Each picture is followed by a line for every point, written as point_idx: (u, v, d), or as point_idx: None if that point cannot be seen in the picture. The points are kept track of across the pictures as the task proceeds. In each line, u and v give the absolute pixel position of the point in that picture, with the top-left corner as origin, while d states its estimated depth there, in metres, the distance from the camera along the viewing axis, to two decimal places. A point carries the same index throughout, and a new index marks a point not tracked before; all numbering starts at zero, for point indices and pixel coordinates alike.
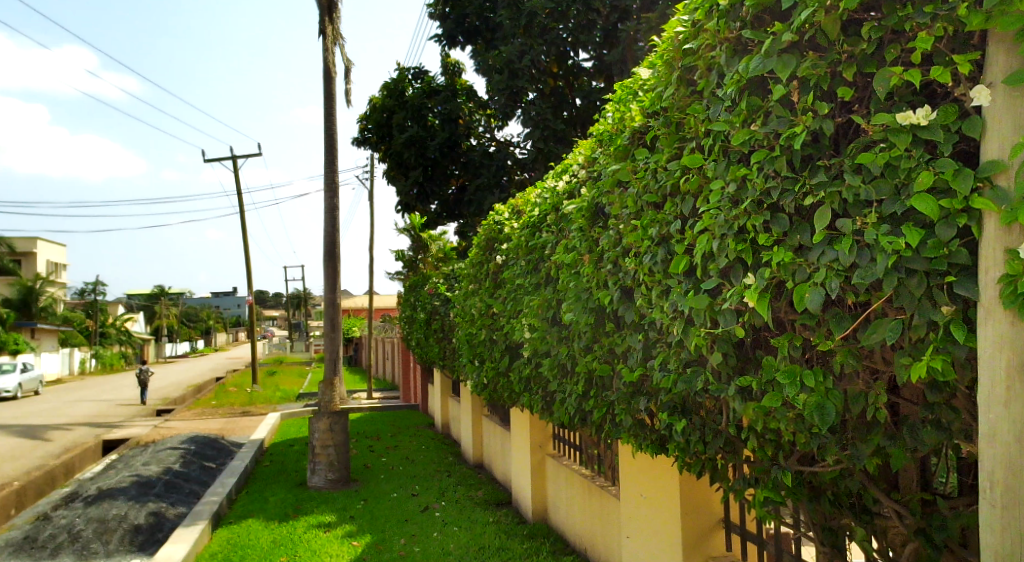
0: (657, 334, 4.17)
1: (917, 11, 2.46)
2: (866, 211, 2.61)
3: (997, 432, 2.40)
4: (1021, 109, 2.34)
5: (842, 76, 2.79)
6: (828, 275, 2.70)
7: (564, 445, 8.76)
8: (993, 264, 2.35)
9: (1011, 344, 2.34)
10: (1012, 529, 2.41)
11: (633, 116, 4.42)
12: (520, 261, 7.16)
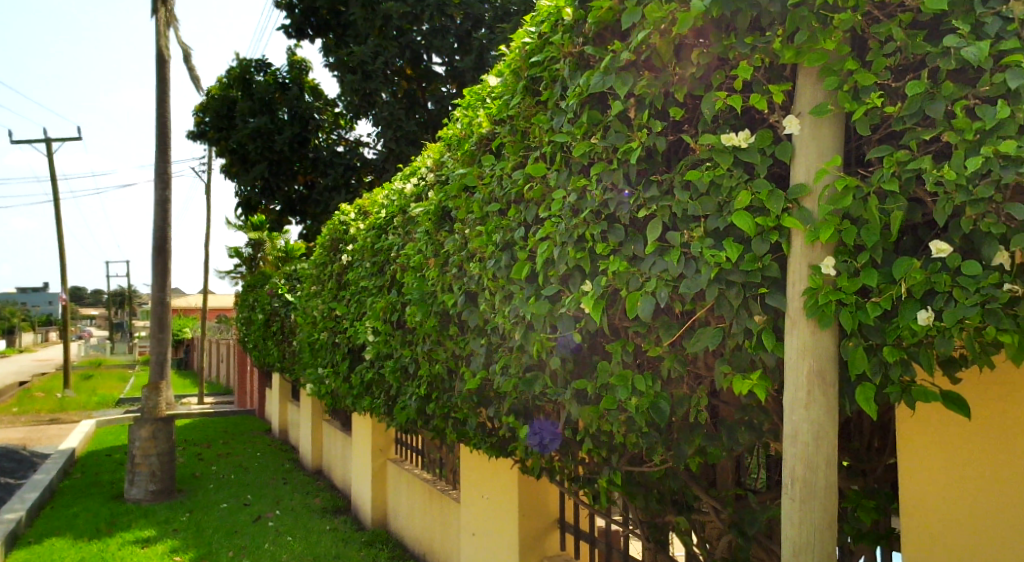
0: (500, 339, 4.23)
1: (739, 41, 2.63)
2: (693, 225, 2.75)
3: (799, 432, 2.62)
4: (824, 138, 2.57)
5: (674, 97, 2.94)
6: (658, 285, 2.82)
7: (406, 449, 8.72)
8: (798, 278, 2.57)
9: (812, 351, 2.56)
10: (808, 522, 2.63)
11: (480, 122, 4.45)
12: (365, 263, 7.05)
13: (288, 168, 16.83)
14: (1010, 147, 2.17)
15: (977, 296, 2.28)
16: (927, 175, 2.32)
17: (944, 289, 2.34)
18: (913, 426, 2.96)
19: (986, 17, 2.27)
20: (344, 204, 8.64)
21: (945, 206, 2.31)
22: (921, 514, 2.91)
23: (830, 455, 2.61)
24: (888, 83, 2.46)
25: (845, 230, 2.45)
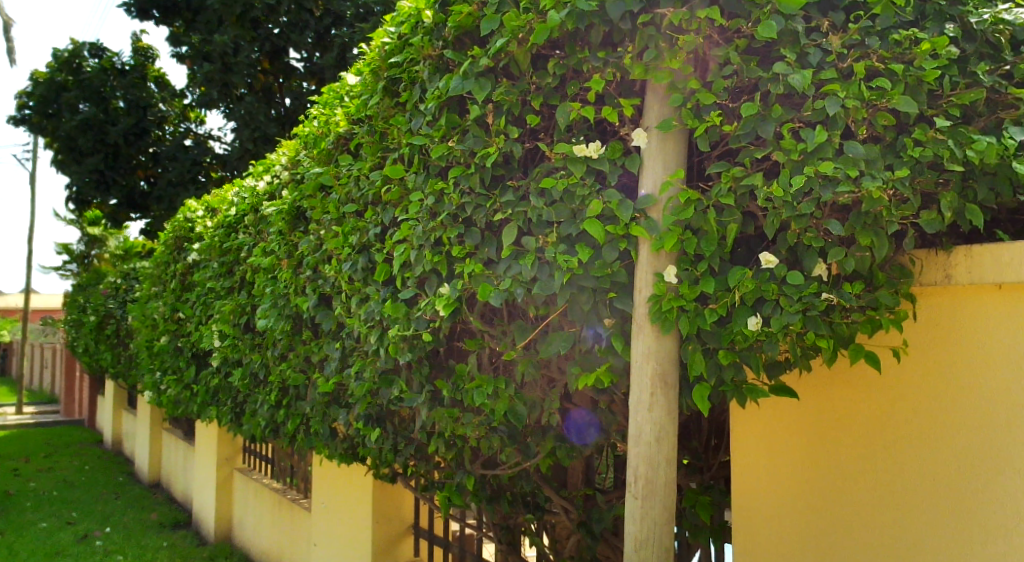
0: (354, 343, 4.15)
1: (592, 55, 2.72)
2: (547, 231, 2.80)
3: (642, 432, 2.73)
4: (669, 152, 2.70)
5: (531, 106, 2.99)
6: (513, 287, 2.85)
7: (254, 458, 8.40)
8: (645, 285, 2.67)
9: (655, 355, 2.68)
10: (649, 519, 2.74)
11: (337, 121, 4.35)
12: (213, 263, 6.72)
13: (129, 160, 15.81)
14: (829, 168, 2.41)
15: (799, 303, 2.51)
16: (759, 191, 2.51)
17: (772, 298, 2.54)
18: (739, 429, 3.33)
19: (810, 48, 2.50)
20: (190, 200, 8.18)
21: (773, 220, 2.51)
22: (742, 507, 3.31)
23: (670, 453, 2.74)
24: (725, 103, 2.63)
25: (687, 240, 2.59)
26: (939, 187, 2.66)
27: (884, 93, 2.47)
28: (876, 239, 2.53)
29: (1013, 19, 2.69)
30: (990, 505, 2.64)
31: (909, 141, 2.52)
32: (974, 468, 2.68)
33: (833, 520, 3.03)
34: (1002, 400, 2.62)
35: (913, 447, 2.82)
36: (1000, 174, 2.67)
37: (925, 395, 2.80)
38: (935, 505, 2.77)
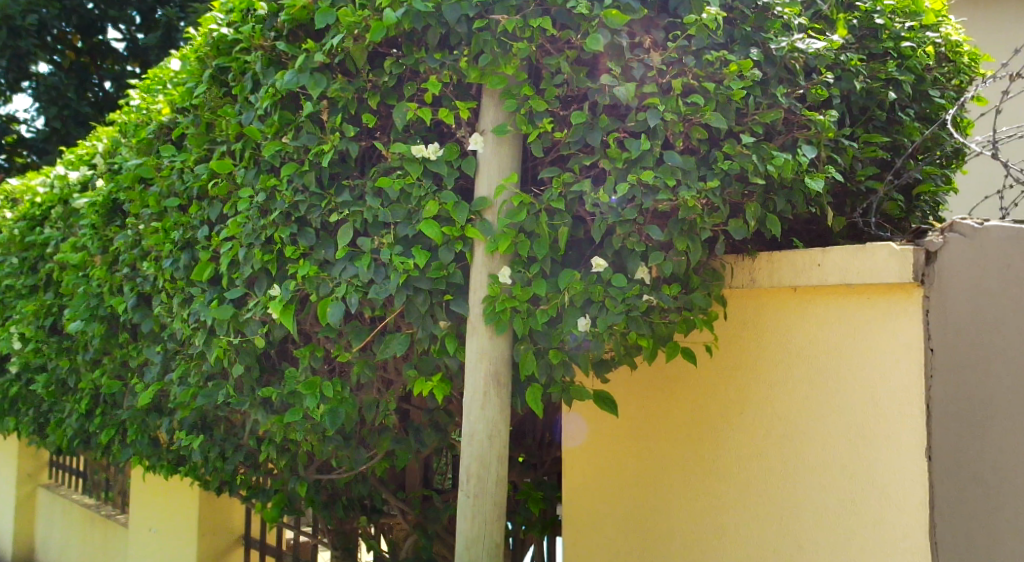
0: (177, 346, 3.91)
1: (428, 56, 2.72)
2: (383, 232, 2.78)
3: (474, 432, 2.78)
4: (505, 156, 2.76)
5: (367, 104, 2.94)
6: (348, 289, 2.81)
7: (62, 472, 7.74)
8: (480, 287, 2.72)
9: (488, 356, 2.73)
10: (480, 516, 2.78)
11: (158, 111, 4.11)
12: (12, 258, 6.11)
13: None
14: (649, 177, 2.58)
15: (623, 304, 2.65)
16: (587, 198, 2.63)
17: (598, 299, 2.67)
18: (583, 427, 3.75)
19: (633, 63, 2.64)
20: None
21: (600, 225, 2.64)
22: (576, 491, 3.76)
23: (501, 451, 2.80)
24: (556, 110, 2.73)
25: (520, 243, 2.66)
26: (745, 199, 2.89)
27: (697, 108, 2.66)
28: (691, 244, 2.72)
29: (807, 49, 2.89)
30: (775, 490, 3.06)
31: (719, 155, 2.72)
32: (764, 458, 3.10)
33: (653, 502, 3.48)
34: (788, 398, 3.03)
35: (719, 439, 3.26)
36: (796, 187, 2.93)
37: (731, 393, 3.23)
38: (732, 489, 3.19)
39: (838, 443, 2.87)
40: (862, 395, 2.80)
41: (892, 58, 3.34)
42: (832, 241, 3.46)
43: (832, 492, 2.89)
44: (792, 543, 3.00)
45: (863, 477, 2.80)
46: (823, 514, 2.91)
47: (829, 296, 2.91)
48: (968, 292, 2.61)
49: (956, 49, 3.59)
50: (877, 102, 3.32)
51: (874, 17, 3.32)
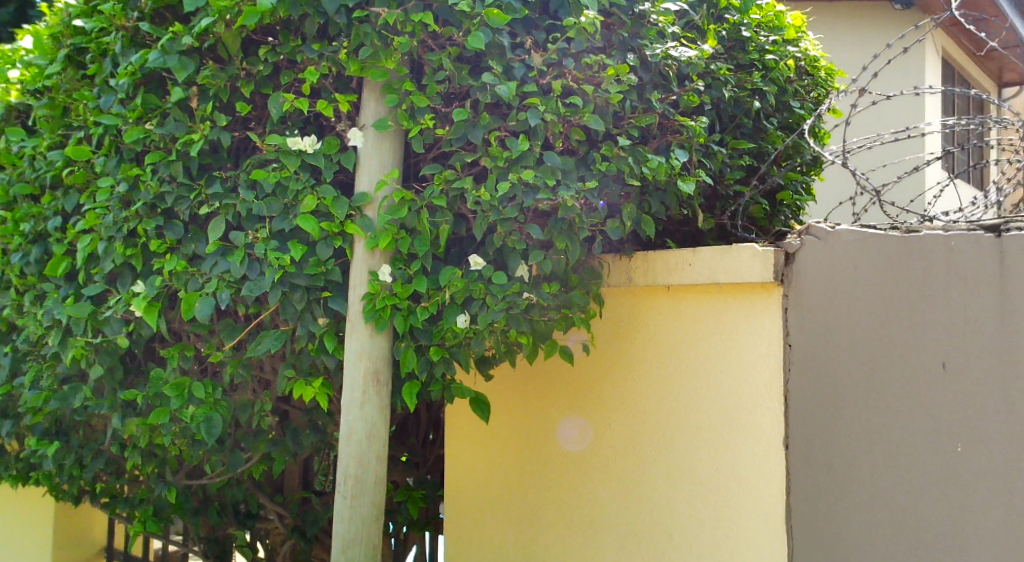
0: (28, 346, 3.63)
1: (306, 46, 2.64)
2: (257, 226, 2.68)
3: (352, 432, 2.73)
4: (386, 152, 2.73)
5: (241, 93, 2.84)
6: (219, 285, 2.70)
7: None
8: (359, 284, 2.68)
9: (367, 353, 2.69)
10: (357, 517, 2.74)
11: (6, 92, 3.80)
12: None
13: None
14: (529, 176, 2.62)
15: (503, 302, 2.67)
16: (468, 195, 2.64)
17: (479, 297, 2.68)
18: (469, 425, 3.88)
19: (514, 63, 2.67)
20: None
21: (481, 223, 2.66)
22: (465, 490, 3.88)
23: (380, 451, 2.76)
24: (438, 107, 2.72)
25: (401, 240, 2.64)
26: (622, 200, 2.98)
27: (576, 110, 2.72)
28: (570, 243, 2.78)
29: (680, 56, 3.03)
30: (649, 482, 3.23)
31: (598, 156, 2.80)
32: (638, 452, 3.27)
33: (537, 498, 3.62)
34: (660, 394, 3.21)
35: (598, 435, 3.41)
36: (669, 190, 3.05)
37: (608, 390, 3.39)
38: (610, 484, 3.36)
39: (704, 435, 3.05)
40: (725, 389, 2.99)
41: (758, 69, 3.52)
42: (703, 242, 3.61)
43: (698, 482, 3.06)
44: (663, 532, 3.16)
45: (725, 467, 2.97)
46: (690, 504, 3.08)
47: (696, 296, 3.09)
48: (822, 293, 2.77)
49: (814, 64, 3.81)
50: (744, 110, 3.49)
51: (741, 30, 3.48)
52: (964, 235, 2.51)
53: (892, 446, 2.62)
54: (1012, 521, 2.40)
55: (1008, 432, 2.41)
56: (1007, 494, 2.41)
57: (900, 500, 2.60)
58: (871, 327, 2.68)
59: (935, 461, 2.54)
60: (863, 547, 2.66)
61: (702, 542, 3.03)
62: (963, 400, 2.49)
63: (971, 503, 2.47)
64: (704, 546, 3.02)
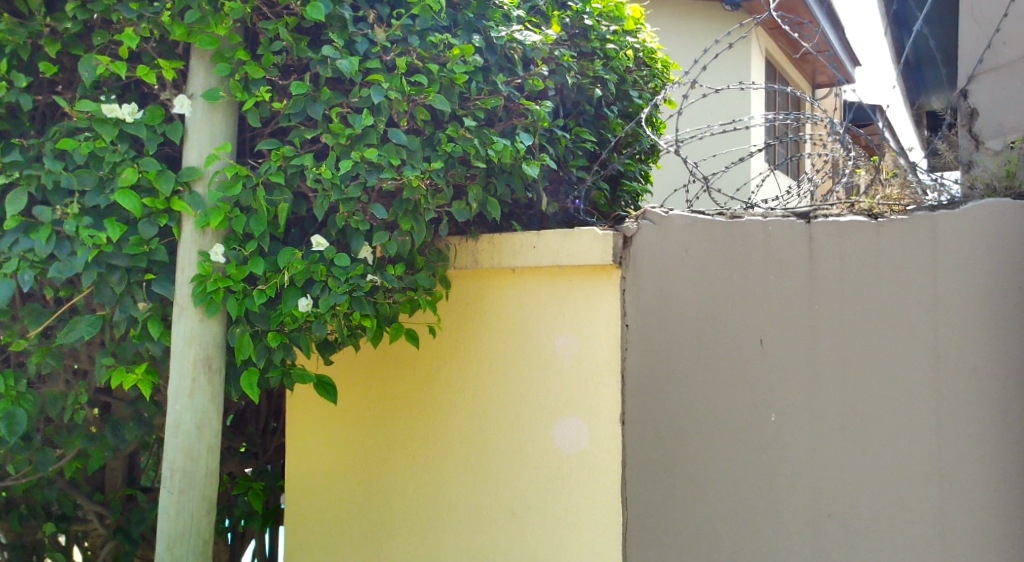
0: None
1: (123, 5, 2.43)
2: (67, 201, 2.43)
3: (180, 423, 2.56)
4: (217, 124, 2.57)
5: (45, 53, 2.57)
6: (21, 266, 2.42)
7: None
8: (188, 264, 2.52)
9: (198, 338, 2.53)
10: (186, 513, 2.58)
11: None
12: None
13: None
14: (372, 155, 2.57)
15: (346, 284, 2.60)
16: (308, 172, 2.53)
17: (320, 279, 2.59)
18: (309, 412, 3.77)
19: (356, 37, 2.60)
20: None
21: (322, 203, 2.56)
22: (307, 479, 3.78)
23: (211, 442, 2.61)
24: (275, 79, 2.59)
25: (235, 218, 2.49)
26: (467, 181, 2.97)
27: (421, 89, 2.67)
28: (416, 225, 2.74)
29: (524, 40, 3.05)
30: (492, 465, 3.25)
31: (443, 137, 2.78)
32: (484, 435, 3.28)
33: (381, 485, 3.57)
34: (505, 377, 3.23)
35: (443, 419, 3.40)
36: (514, 172, 3.06)
37: (454, 374, 3.38)
38: (455, 467, 3.35)
39: (547, 415, 3.10)
40: (568, 369, 3.05)
41: (599, 57, 3.59)
42: (547, 226, 3.66)
43: (541, 462, 3.11)
44: (506, 514, 3.20)
45: (566, 446, 3.04)
46: (533, 484, 3.13)
47: (541, 279, 3.13)
48: (655, 275, 2.90)
49: (651, 55, 3.94)
50: (586, 97, 3.58)
51: (583, 18, 3.54)
52: (781, 222, 2.69)
53: (717, 418, 2.78)
54: (820, 485, 2.60)
55: (817, 403, 2.61)
56: (815, 461, 2.61)
57: (724, 469, 2.76)
58: (698, 306, 2.83)
59: (754, 431, 2.71)
60: (690, 516, 2.81)
61: (544, 521, 3.09)
62: (777, 373, 2.68)
63: (785, 470, 2.66)
64: (546, 525, 3.08)
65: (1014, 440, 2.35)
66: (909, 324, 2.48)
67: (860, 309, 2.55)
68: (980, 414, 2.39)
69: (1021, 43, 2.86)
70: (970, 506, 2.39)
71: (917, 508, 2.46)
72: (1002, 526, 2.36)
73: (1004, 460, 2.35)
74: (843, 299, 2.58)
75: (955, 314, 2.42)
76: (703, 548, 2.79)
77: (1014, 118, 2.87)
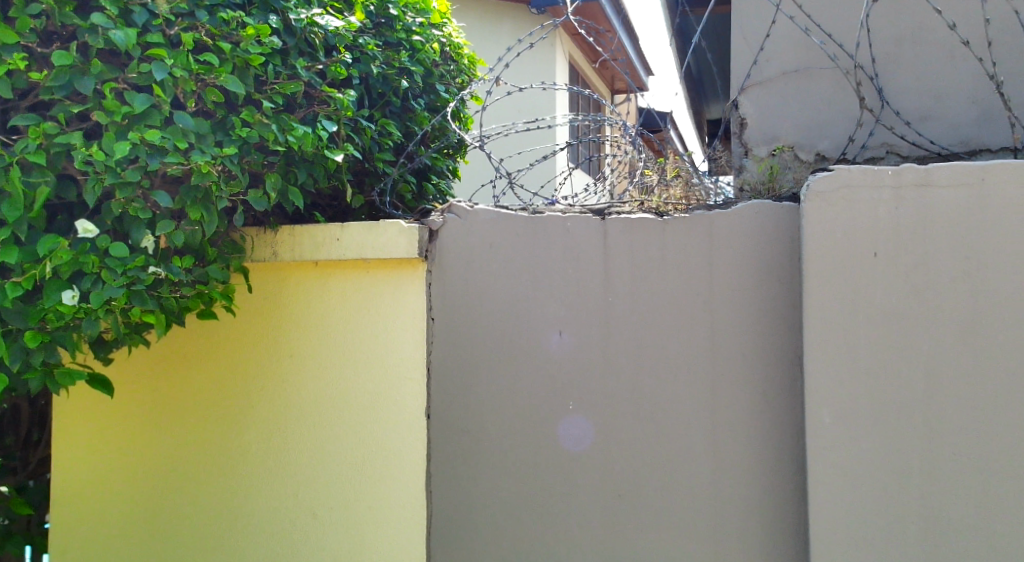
0: None
1: None
2: None
3: None
4: None
5: None
6: None
7: None
8: None
9: None
10: None
11: None
12: None
13: None
14: (155, 137, 2.36)
15: (122, 278, 2.38)
16: (75, 153, 2.30)
17: (91, 272, 2.36)
18: (83, 414, 3.43)
19: (134, 7, 2.42)
20: None
21: (94, 187, 2.33)
22: (78, 488, 3.43)
23: None
24: (32, 46, 2.33)
25: None
26: (264, 168, 2.82)
27: (211, 68, 2.52)
28: (206, 215, 2.58)
29: (326, 25, 2.95)
30: (291, 465, 3.12)
31: (236, 121, 2.62)
32: (282, 435, 3.14)
33: (165, 492, 3.31)
34: (307, 374, 3.10)
35: (238, 420, 3.21)
36: (316, 162, 2.94)
37: (249, 371, 3.20)
38: (250, 470, 3.18)
39: (351, 412, 3.03)
40: (374, 365, 3.00)
41: (404, 48, 3.52)
42: (351, 219, 3.55)
43: (345, 462, 3.04)
44: (307, 514, 3.10)
45: (372, 444, 2.99)
46: (335, 483, 3.05)
47: (345, 271, 3.04)
48: (460, 269, 2.91)
49: (458, 51, 3.86)
50: (391, 89, 3.50)
51: (388, 7, 3.47)
52: (578, 218, 2.78)
53: (517, 410, 2.83)
54: (611, 471, 2.72)
55: (610, 392, 2.73)
56: (608, 448, 2.72)
57: (524, 459, 2.82)
58: (500, 299, 2.86)
59: (552, 421, 2.79)
60: (492, 506, 2.86)
61: (347, 520, 3.03)
62: (573, 364, 2.77)
63: (579, 457, 2.76)
64: (350, 526, 3.03)
65: (775, 422, 2.55)
66: (689, 317, 2.65)
67: (649, 302, 2.69)
68: (747, 399, 2.58)
69: (784, 60, 3.13)
70: (739, 483, 2.58)
71: (694, 488, 2.63)
72: (765, 502, 2.56)
73: (769, 440, 2.56)
74: (633, 293, 2.71)
75: (728, 307, 2.61)
76: (504, 537, 2.84)
77: (778, 128, 3.13)
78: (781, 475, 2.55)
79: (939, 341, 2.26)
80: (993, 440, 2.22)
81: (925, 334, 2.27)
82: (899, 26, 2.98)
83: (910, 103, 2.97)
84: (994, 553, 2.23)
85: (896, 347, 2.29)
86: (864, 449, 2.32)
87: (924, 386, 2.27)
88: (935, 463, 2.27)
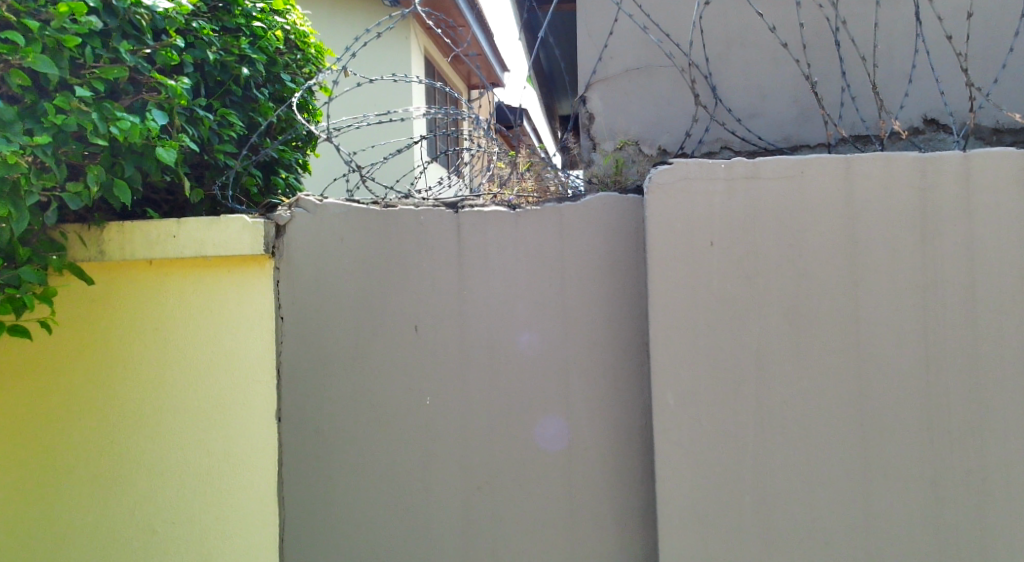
0: None
1: None
2: None
3: None
4: None
5: None
6: None
7: None
8: None
9: None
10: None
11: None
12: None
13: None
14: None
15: None
16: None
17: None
18: None
19: None
20: None
21: None
22: None
23: None
24: None
25: None
26: (85, 160, 2.60)
27: (15, 48, 2.35)
28: (15, 211, 2.39)
29: (153, 6, 2.74)
30: (128, 476, 2.90)
31: (49, 107, 2.41)
32: (115, 447, 2.90)
33: None
34: (141, 380, 2.88)
35: (64, 433, 2.94)
36: (147, 153, 2.71)
37: (78, 377, 2.93)
38: (82, 482, 2.94)
39: (194, 418, 2.85)
40: (217, 370, 2.83)
41: (244, 35, 3.34)
42: (190, 215, 3.32)
43: (188, 473, 2.86)
44: (147, 527, 2.90)
45: (218, 453, 2.84)
46: (178, 493, 2.87)
47: (180, 271, 2.85)
48: (307, 266, 2.80)
49: (304, 39, 3.67)
50: (231, 77, 3.29)
51: None
52: (430, 211, 2.73)
53: (370, 408, 2.76)
54: (467, 465, 2.70)
55: (465, 387, 2.70)
56: (464, 442, 2.70)
57: (378, 458, 2.75)
58: (352, 296, 2.77)
59: (406, 418, 2.73)
60: (346, 509, 2.77)
61: (191, 530, 2.86)
62: (426, 360, 2.73)
63: (435, 452, 2.72)
64: (195, 537, 2.86)
65: (623, 408, 2.61)
66: (539, 309, 2.66)
67: (501, 294, 2.68)
68: (597, 388, 2.62)
69: (626, 56, 3.21)
70: (591, 470, 2.63)
71: (548, 478, 2.65)
72: (615, 488, 2.61)
73: (617, 427, 2.61)
74: (484, 285, 2.70)
75: (577, 298, 2.64)
76: (359, 538, 2.76)
77: (622, 122, 3.20)
78: (629, 460, 2.61)
79: (767, 326, 2.38)
80: (815, 417, 2.37)
81: (757, 319, 2.38)
82: (728, 28, 3.12)
83: (740, 100, 3.11)
84: (821, 522, 2.38)
85: (731, 332, 2.39)
86: (705, 430, 2.41)
87: (754, 370, 2.38)
88: (766, 441, 2.39)
